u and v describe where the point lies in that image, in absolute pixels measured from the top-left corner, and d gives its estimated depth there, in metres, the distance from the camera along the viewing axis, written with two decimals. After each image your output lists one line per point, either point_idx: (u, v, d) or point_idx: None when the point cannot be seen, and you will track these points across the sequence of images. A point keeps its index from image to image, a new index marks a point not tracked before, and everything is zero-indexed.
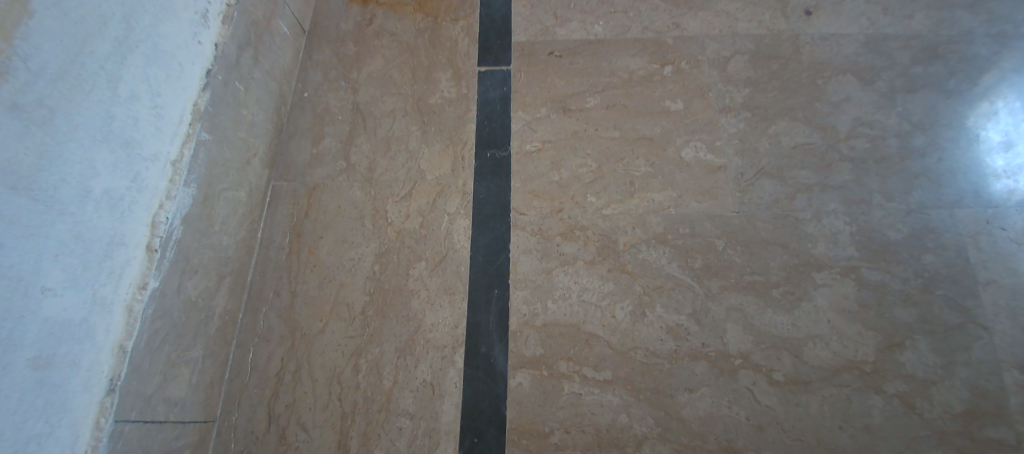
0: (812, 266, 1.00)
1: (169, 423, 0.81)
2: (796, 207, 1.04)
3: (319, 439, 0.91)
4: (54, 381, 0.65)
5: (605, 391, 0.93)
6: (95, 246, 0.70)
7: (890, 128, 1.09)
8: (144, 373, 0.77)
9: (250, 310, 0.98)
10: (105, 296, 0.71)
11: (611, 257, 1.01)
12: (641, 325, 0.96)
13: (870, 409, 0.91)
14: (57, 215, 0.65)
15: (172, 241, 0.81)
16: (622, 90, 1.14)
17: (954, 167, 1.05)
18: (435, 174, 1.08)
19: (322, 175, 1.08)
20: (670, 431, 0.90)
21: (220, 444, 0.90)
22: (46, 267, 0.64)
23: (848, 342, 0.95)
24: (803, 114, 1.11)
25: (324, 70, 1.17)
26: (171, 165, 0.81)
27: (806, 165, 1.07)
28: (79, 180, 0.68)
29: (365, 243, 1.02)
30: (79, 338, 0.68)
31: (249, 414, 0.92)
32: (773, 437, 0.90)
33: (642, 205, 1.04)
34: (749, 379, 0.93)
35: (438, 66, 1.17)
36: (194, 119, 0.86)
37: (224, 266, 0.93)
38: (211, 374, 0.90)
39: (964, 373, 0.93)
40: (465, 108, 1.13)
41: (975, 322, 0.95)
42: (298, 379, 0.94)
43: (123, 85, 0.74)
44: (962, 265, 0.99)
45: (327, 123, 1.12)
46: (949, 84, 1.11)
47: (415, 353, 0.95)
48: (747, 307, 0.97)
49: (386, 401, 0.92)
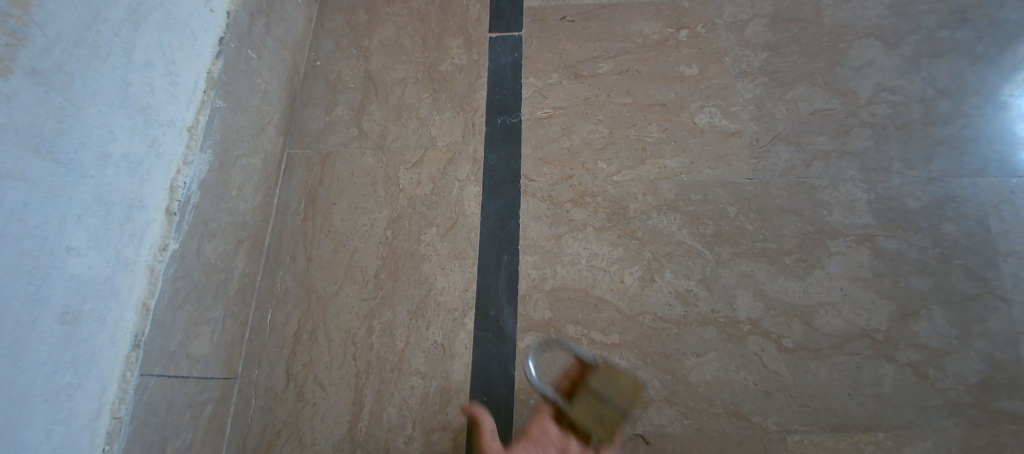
0: (826, 233, 0.98)
1: (192, 378, 0.86)
2: (812, 174, 1.02)
3: (334, 396, 0.94)
4: (81, 334, 0.69)
5: (612, 355, 0.94)
6: (116, 209, 0.73)
7: (912, 93, 1.05)
8: (167, 330, 0.81)
9: (268, 274, 1.01)
10: (126, 255, 0.75)
11: (621, 223, 1.01)
12: (650, 290, 0.97)
13: (880, 377, 0.90)
14: (78, 177, 0.68)
15: (190, 205, 0.84)
16: (635, 55, 1.12)
17: (979, 135, 1.01)
18: (446, 141, 1.08)
19: (335, 143, 1.09)
20: (677, 394, 0.91)
21: (241, 400, 0.94)
22: (70, 227, 0.67)
23: (860, 309, 0.94)
24: (823, 79, 1.08)
25: (336, 38, 1.17)
26: (187, 130, 0.84)
27: (824, 131, 1.05)
28: (99, 144, 0.70)
29: (377, 210, 1.04)
30: (103, 295, 0.72)
31: (268, 372, 0.96)
32: (780, 402, 0.90)
33: (653, 172, 1.04)
34: (758, 346, 0.93)
35: (450, 33, 1.16)
36: (208, 86, 0.88)
37: (242, 231, 0.96)
38: (232, 333, 0.94)
39: (980, 344, 0.91)
40: (476, 75, 1.13)
41: (994, 293, 0.93)
42: (314, 340, 0.97)
43: (137, 53, 0.75)
44: (982, 235, 0.96)
45: (339, 92, 1.13)
46: (977, 49, 1.06)
47: (426, 315, 0.97)
48: (758, 273, 0.97)
49: (398, 361, 0.95)
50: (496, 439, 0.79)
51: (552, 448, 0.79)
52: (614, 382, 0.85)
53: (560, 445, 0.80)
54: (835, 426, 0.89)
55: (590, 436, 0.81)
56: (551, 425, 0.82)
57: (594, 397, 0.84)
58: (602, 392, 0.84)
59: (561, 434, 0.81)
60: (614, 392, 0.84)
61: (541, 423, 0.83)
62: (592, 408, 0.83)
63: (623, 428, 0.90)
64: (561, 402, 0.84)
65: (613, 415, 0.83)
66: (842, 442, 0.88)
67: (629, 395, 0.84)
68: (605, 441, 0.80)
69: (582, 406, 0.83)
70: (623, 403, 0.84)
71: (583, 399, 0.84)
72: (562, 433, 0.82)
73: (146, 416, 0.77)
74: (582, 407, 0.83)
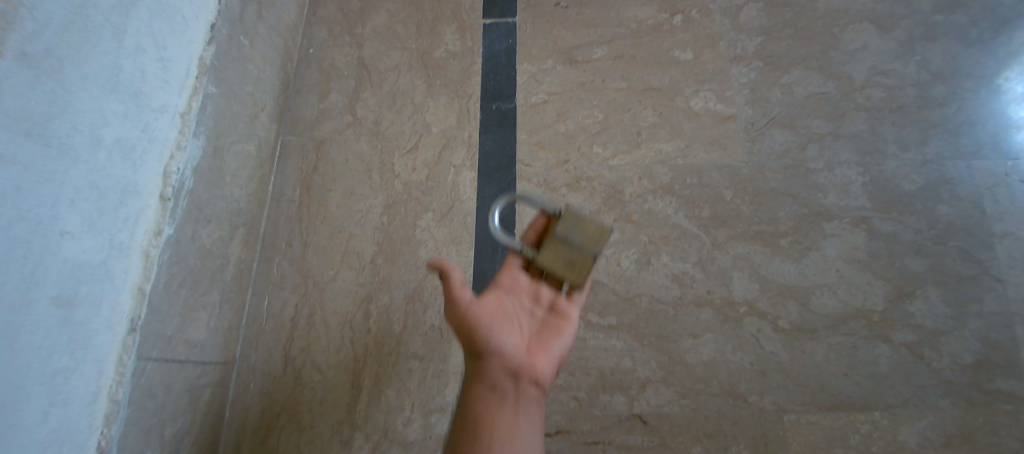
0: (821, 215, 0.99)
1: (190, 363, 0.86)
2: (806, 157, 1.02)
3: (332, 381, 0.94)
4: (77, 319, 0.68)
5: (609, 337, 0.94)
6: (110, 193, 0.72)
7: (907, 76, 1.06)
8: (163, 315, 0.81)
9: (264, 260, 1.02)
10: (121, 240, 0.74)
11: (617, 207, 1.01)
12: (646, 273, 0.97)
13: (876, 357, 0.91)
14: (72, 161, 0.67)
15: (184, 190, 0.84)
16: (630, 41, 1.12)
17: (974, 118, 1.02)
18: (441, 127, 1.09)
19: (330, 130, 1.10)
20: (674, 375, 0.92)
21: (238, 386, 0.95)
22: (63, 211, 0.66)
23: (856, 289, 0.95)
24: (817, 63, 1.09)
25: (329, 26, 1.19)
26: (180, 117, 0.84)
27: (818, 114, 1.05)
28: (91, 128, 0.69)
29: (373, 196, 1.05)
30: (99, 279, 0.71)
31: (266, 358, 0.96)
32: (776, 382, 0.90)
33: (649, 155, 1.04)
34: (755, 327, 0.93)
35: (443, 20, 1.17)
36: (201, 73, 0.89)
37: (237, 217, 0.97)
38: (229, 319, 0.95)
39: (976, 324, 0.91)
40: (471, 61, 1.13)
41: (989, 274, 0.93)
42: (312, 326, 0.97)
43: (129, 38, 0.75)
44: (976, 217, 0.96)
45: (333, 79, 1.14)
46: (971, 33, 1.07)
47: (423, 299, 0.98)
48: (753, 255, 0.97)
49: (396, 345, 0.95)
50: (466, 286, 0.78)
51: (524, 297, 0.85)
52: (580, 227, 0.87)
53: (531, 296, 0.85)
54: (831, 405, 0.89)
55: (558, 276, 0.86)
56: (522, 275, 0.86)
57: (561, 243, 0.86)
58: (570, 240, 0.86)
59: (533, 283, 0.86)
60: (583, 239, 0.87)
61: (512, 274, 0.86)
62: (560, 250, 0.86)
63: (619, 409, 0.90)
64: (530, 251, 0.86)
65: (582, 260, 0.86)
66: (839, 421, 0.88)
67: (597, 240, 0.86)
68: (574, 284, 0.84)
69: (551, 251, 0.86)
70: (590, 248, 0.86)
71: (549, 244, 0.86)
72: (534, 280, 0.87)
73: (144, 400, 0.77)
74: (550, 251, 0.86)
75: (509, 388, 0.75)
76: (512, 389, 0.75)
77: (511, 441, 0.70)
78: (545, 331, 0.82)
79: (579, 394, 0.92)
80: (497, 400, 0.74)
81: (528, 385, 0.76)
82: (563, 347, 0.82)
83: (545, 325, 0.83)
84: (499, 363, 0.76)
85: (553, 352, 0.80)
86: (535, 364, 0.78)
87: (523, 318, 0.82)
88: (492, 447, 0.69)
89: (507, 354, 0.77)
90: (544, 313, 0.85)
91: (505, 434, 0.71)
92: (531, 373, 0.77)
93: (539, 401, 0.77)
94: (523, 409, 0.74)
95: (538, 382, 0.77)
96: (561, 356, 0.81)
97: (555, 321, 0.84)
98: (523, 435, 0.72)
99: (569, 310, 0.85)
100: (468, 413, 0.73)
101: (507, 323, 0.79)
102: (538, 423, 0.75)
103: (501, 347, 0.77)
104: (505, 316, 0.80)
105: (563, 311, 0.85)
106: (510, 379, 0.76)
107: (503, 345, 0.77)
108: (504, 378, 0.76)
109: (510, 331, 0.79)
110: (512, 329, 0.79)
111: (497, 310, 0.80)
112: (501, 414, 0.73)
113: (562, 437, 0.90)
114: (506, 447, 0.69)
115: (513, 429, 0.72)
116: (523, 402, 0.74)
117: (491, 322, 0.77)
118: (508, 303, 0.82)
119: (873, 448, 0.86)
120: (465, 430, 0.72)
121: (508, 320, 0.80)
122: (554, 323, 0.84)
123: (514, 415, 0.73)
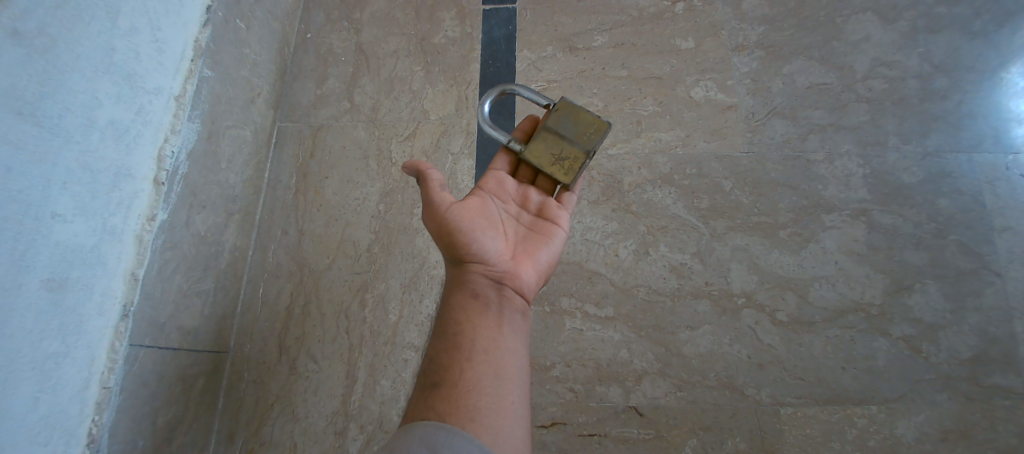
0: (821, 207, 0.98)
1: (183, 351, 0.85)
2: (808, 148, 1.01)
3: (327, 370, 0.93)
4: (69, 303, 0.67)
5: (606, 328, 0.94)
6: (103, 176, 0.71)
7: (910, 68, 1.04)
8: (157, 302, 0.80)
9: (260, 248, 1.01)
10: (114, 225, 0.73)
11: (616, 197, 1.00)
12: (644, 264, 0.97)
13: (874, 351, 0.90)
14: (63, 141, 0.65)
15: (179, 175, 0.83)
16: (630, 28, 1.11)
17: (976, 111, 1.01)
18: (439, 114, 1.07)
19: (327, 116, 1.09)
20: (671, 367, 0.91)
21: (233, 374, 0.94)
22: (55, 194, 0.64)
23: (855, 283, 0.94)
24: (819, 53, 1.07)
25: (327, 11, 1.18)
26: (174, 99, 0.83)
27: (820, 105, 1.04)
28: (84, 109, 0.68)
29: (370, 184, 1.04)
30: (91, 263, 0.70)
31: (260, 346, 0.95)
32: (774, 374, 0.90)
33: (648, 145, 1.03)
34: (753, 319, 0.93)
35: (443, 6, 1.16)
36: (196, 55, 0.87)
37: (232, 204, 0.96)
38: (223, 307, 0.94)
39: (975, 319, 0.91)
40: (469, 48, 1.12)
41: (988, 269, 0.93)
42: (307, 314, 0.97)
43: (122, 18, 0.73)
44: (977, 211, 0.96)
45: (331, 65, 1.13)
46: (975, 25, 1.05)
47: (420, 288, 0.97)
48: (753, 247, 0.96)
49: (392, 334, 0.94)
50: (446, 189, 0.69)
51: (510, 203, 0.73)
52: (575, 119, 0.76)
53: (518, 199, 0.75)
54: (828, 398, 0.88)
55: (548, 170, 0.74)
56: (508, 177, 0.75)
57: (554, 135, 0.75)
58: (562, 130, 0.75)
59: (520, 185, 0.76)
60: (576, 131, 0.75)
61: (497, 175, 0.75)
62: (552, 142, 0.75)
63: (616, 401, 0.90)
64: (516, 144, 0.76)
65: (574, 154, 0.75)
66: (836, 415, 0.87)
67: (592, 131, 0.75)
68: (565, 181, 0.74)
69: (541, 144, 0.75)
70: (584, 140, 0.75)
71: (539, 136, 0.75)
72: (521, 183, 0.76)
73: (137, 388, 0.76)
74: (540, 143, 0.75)
75: (492, 298, 0.64)
76: (496, 299, 0.64)
77: (495, 359, 0.57)
78: (532, 236, 0.71)
79: (575, 385, 0.91)
80: (477, 312, 0.61)
81: (511, 294, 0.66)
82: (553, 255, 0.71)
83: (534, 232, 0.72)
84: (480, 268, 0.66)
85: (541, 260, 0.70)
86: (520, 272, 0.67)
87: (507, 223, 0.71)
88: (473, 366, 0.56)
89: (490, 259, 0.66)
90: (532, 218, 0.73)
91: (487, 352, 0.58)
92: (516, 282, 0.66)
93: (525, 318, 0.66)
94: (508, 322, 0.62)
95: (523, 292, 0.67)
96: (550, 266, 0.71)
97: (545, 226, 0.72)
98: (508, 355, 0.59)
99: (561, 215, 0.74)
100: (444, 328, 0.61)
101: (490, 224, 0.68)
102: (525, 338, 0.64)
103: (483, 251, 0.66)
104: (487, 220, 0.68)
105: (555, 216, 0.73)
106: (492, 287, 0.65)
107: (486, 249, 0.66)
108: (486, 285, 0.65)
109: (494, 235, 0.68)
110: (497, 231, 0.68)
111: (479, 211, 0.69)
112: (482, 327, 0.60)
113: (558, 429, 0.89)
114: (489, 366, 0.56)
115: (497, 343, 0.59)
116: (508, 314, 0.63)
117: (472, 225, 0.66)
118: (491, 207, 0.71)
119: (869, 442, 0.86)
120: (440, 348, 0.58)
121: (492, 222, 0.69)
122: (543, 229, 0.72)
123: (498, 330, 0.60)
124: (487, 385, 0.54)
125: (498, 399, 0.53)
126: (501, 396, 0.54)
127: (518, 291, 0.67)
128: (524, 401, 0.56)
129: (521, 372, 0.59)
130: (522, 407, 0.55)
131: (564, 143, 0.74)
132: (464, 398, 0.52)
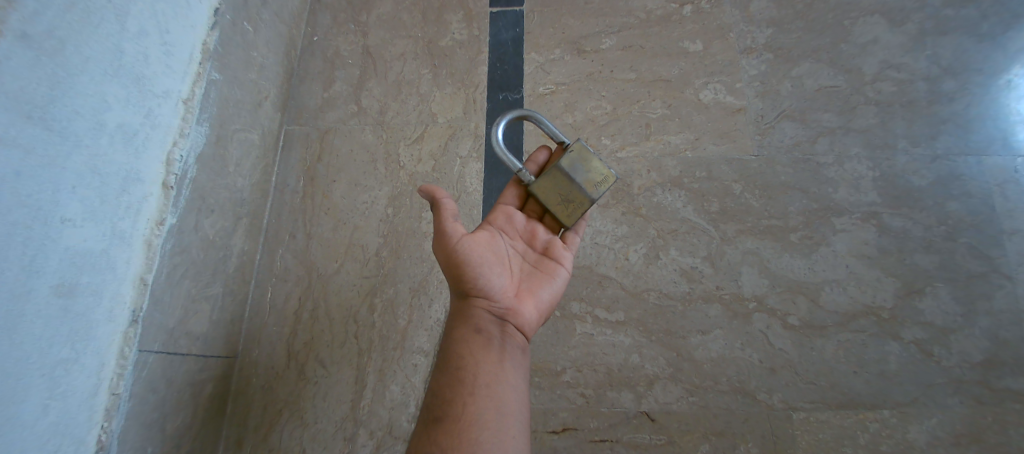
0: (833, 210, 0.98)
1: (191, 356, 0.84)
2: (818, 151, 1.01)
3: (336, 375, 0.92)
4: (78, 308, 0.66)
5: (616, 332, 0.93)
6: (111, 180, 0.70)
7: (919, 71, 1.04)
8: (165, 307, 0.79)
9: (267, 252, 1.01)
10: (123, 229, 0.72)
11: (625, 200, 1.00)
12: (655, 267, 0.96)
13: (886, 355, 0.89)
14: (72, 146, 0.64)
15: (187, 179, 0.82)
16: (638, 31, 1.11)
17: (984, 113, 1.00)
18: (447, 117, 1.07)
19: (334, 119, 1.09)
20: (682, 372, 0.90)
21: (241, 379, 0.93)
22: (63, 198, 0.64)
23: (867, 286, 0.93)
24: (828, 56, 1.07)
25: (333, 14, 1.17)
26: (183, 103, 0.82)
27: (829, 108, 1.03)
28: (93, 113, 0.67)
29: (377, 188, 1.03)
30: (100, 269, 0.69)
31: (269, 351, 0.95)
32: (786, 379, 0.89)
33: (657, 148, 1.03)
34: (764, 323, 0.92)
35: (450, 9, 1.16)
36: (204, 58, 0.86)
37: (240, 208, 0.95)
38: (230, 312, 0.93)
39: (986, 322, 0.90)
40: (477, 50, 1.12)
41: (998, 272, 0.92)
42: (315, 319, 0.96)
43: (131, 21, 0.73)
44: (987, 214, 0.95)
45: (338, 68, 1.13)
46: (982, 28, 1.05)
47: (429, 292, 0.96)
48: (763, 251, 0.96)
49: (401, 339, 0.94)
50: (458, 218, 0.68)
51: (517, 239, 0.73)
52: (586, 162, 0.75)
53: (524, 233, 0.74)
54: (840, 403, 0.88)
55: (551, 208, 0.74)
56: (517, 213, 0.74)
57: (563, 177, 0.74)
58: (572, 173, 0.74)
59: (528, 220, 0.75)
60: (586, 177, 0.74)
61: (506, 209, 0.74)
62: (560, 184, 0.74)
63: (627, 406, 0.89)
64: (529, 175, 0.74)
65: (578, 198, 0.74)
66: (849, 419, 0.87)
67: (599, 181, 0.75)
68: (565, 223, 0.74)
69: (549, 181, 0.74)
70: (592, 189, 0.74)
71: (552, 173, 0.74)
72: (530, 218, 0.75)
73: (146, 394, 0.76)
74: (550, 180, 0.74)
75: (494, 334, 0.65)
76: (498, 335, 0.65)
77: (496, 395, 0.59)
78: (537, 272, 0.71)
79: (586, 390, 0.91)
80: (479, 348, 0.63)
81: (513, 331, 0.66)
82: (556, 292, 0.71)
83: (538, 270, 0.72)
84: (484, 304, 0.66)
85: (544, 298, 0.70)
86: (522, 309, 0.68)
87: (514, 259, 0.71)
88: (475, 402, 0.58)
89: (493, 295, 0.67)
90: (538, 255, 0.73)
91: (488, 388, 0.60)
92: (517, 319, 0.67)
93: (525, 354, 0.67)
94: (509, 358, 0.64)
95: (524, 329, 0.67)
96: (552, 303, 0.71)
97: (549, 265, 0.72)
98: (509, 392, 0.61)
99: (566, 255, 0.74)
100: (448, 362, 0.63)
101: (497, 260, 0.68)
102: (525, 373, 0.65)
103: (488, 287, 0.66)
104: (495, 255, 0.68)
105: (559, 255, 0.73)
106: (495, 323, 0.66)
107: (491, 286, 0.66)
108: (489, 321, 0.66)
109: (501, 271, 0.68)
110: (503, 267, 0.68)
111: (488, 246, 0.68)
112: (484, 363, 0.62)
113: (569, 434, 0.89)
114: (491, 402, 0.59)
115: (500, 380, 0.61)
116: (509, 350, 0.64)
117: (480, 261, 0.66)
118: (499, 242, 0.70)
119: (882, 446, 0.85)
120: (444, 382, 0.61)
121: (500, 259, 0.69)
122: (548, 266, 0.72)
123: (499, 367, 0.62)
124: (488, 421, 0.57)
125: (498, 434, 0.56)
126: (500, 432, 0.57)
127: (520, 327, 0.67)
128: (523, 433, 0.59)
129: (521, 407, 0.61)
130: (521, 439, 0.58)
131: (571, 186, 0.74)
132: (466, 433, 0.56)
